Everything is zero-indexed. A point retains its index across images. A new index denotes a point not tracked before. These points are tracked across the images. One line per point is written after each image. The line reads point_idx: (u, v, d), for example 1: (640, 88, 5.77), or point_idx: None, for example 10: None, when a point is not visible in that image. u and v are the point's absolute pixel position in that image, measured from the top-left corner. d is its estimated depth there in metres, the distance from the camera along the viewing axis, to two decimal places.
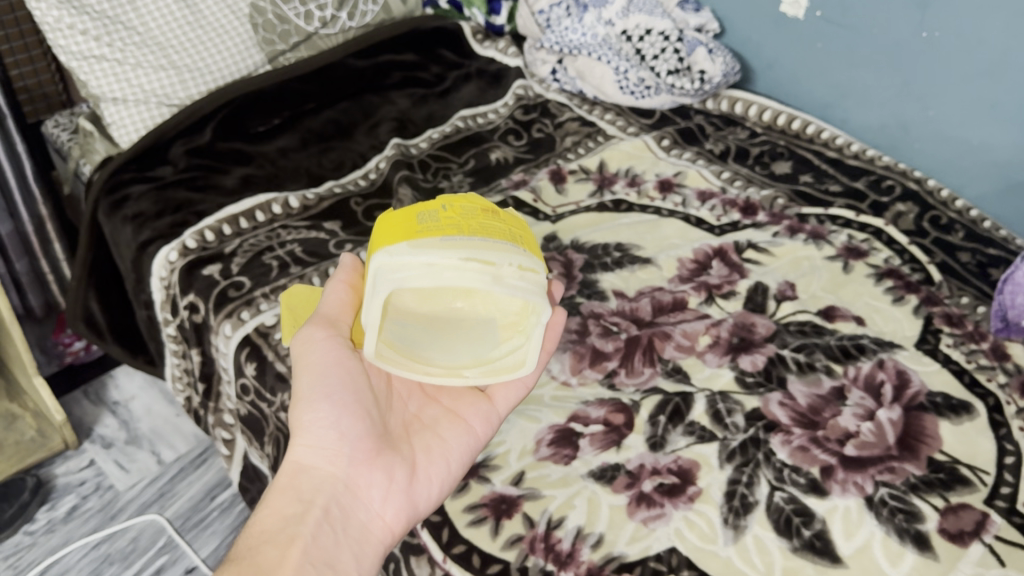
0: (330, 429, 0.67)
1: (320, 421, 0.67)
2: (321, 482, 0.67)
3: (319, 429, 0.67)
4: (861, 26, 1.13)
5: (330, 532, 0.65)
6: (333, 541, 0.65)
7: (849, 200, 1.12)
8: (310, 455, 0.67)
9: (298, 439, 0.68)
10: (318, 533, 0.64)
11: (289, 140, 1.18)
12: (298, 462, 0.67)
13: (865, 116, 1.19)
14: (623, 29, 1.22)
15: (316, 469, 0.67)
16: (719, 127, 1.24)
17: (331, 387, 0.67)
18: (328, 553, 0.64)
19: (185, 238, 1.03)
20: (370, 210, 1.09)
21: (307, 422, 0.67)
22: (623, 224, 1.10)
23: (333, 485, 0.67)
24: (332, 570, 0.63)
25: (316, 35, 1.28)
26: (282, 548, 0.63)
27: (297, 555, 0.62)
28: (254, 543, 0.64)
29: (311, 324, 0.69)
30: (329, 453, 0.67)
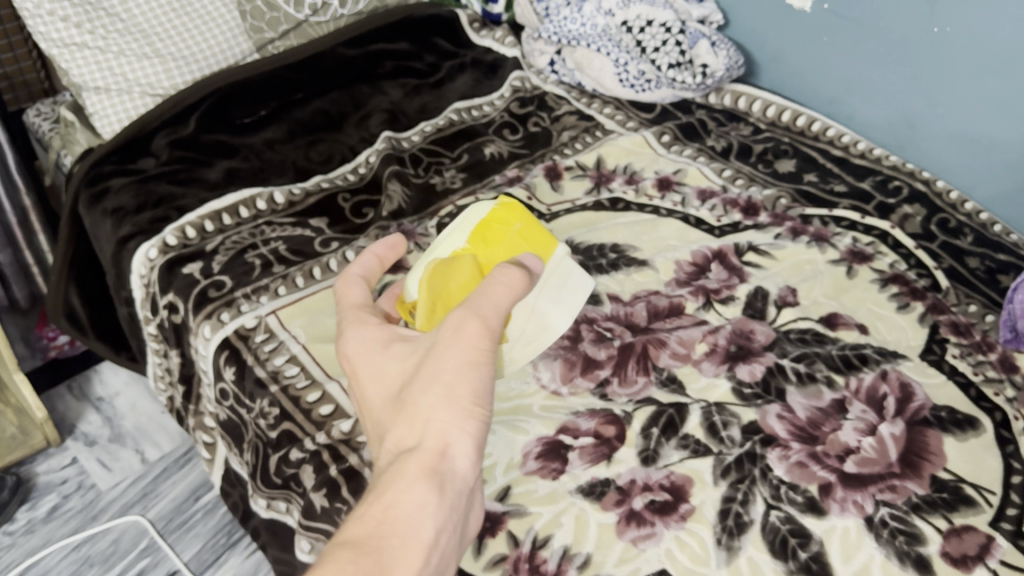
0: (483, 425, 0.56)
1: (478, 412, 0.56)
2: (459, 479, 0.54)
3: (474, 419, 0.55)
4: (868, 19, 1.08)
5: (453, 541, 0.53)
6: (453, 553, 0.53)
7: (855, 200, 1.08)
8: (461, 443, 0.54)
9: (445, 417, 0.54)
10: (445, 543, 0.52)
11: (276, 132, 1.14)
12: (439, 443, 0.54)
13: (871, 113, 1.14)
14: (624, 19, 1.17)
15: (458, 462, 0.54)
16: (722, 122, 1.20)
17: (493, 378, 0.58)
18: (446, 568, 0.52)
19: (165, 235, 0.99)
20: (358, 206, 1.06)
21: (459, 405, 0.55)
22: (619, 223, 1.06)
23: (469, 486, 0.55)
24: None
25: (306, 23, 1.24)
26: (412, 560, 0.49)
27: (427, 570, 0.50)
28: (380, 537, 0.49)
29: (467, 313, 0.57)
30: (474, 449, 0.55)
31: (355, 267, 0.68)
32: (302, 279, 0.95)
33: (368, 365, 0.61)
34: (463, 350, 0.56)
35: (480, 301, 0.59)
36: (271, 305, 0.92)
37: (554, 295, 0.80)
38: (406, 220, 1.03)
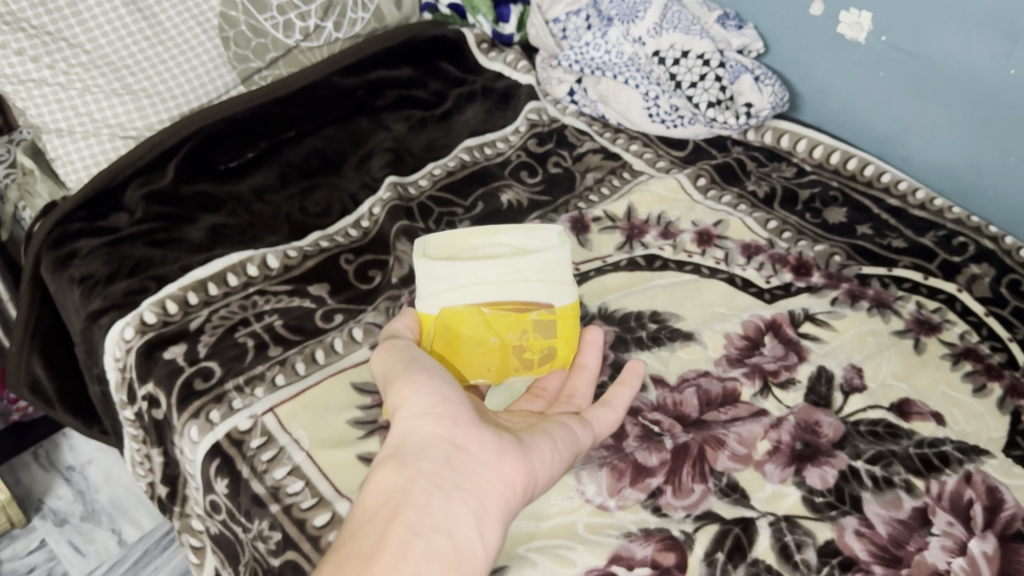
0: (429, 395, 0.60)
1: (414, 390, 0.61)
2: (425, 449, 0.58)
3: (414, 397, 0.60)
4: (931, 55, 0.97)
5: (441, 499, 0.55)
6: (447, 507, 0.55)
7: (916, 258, 0.97)
8: (410, 428, 0.59)
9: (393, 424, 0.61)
10: (422, 501, 0.55)
11: (266, 177, 1.01)
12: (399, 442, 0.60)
13: (930, 156, 1.03)
14: (655, 49, 1.06)
15: (416, 440, 0.59)
16: (763, 162, 1.09)
17: (423, 365, 0.64)
18: (442, 519, 0.54)
19: (142, 311, 0.86)
20: (363, 269, 0.93)
21: (401, 394, 0.62)
22: (657, 286, 0.95)
23: (439, 449, 0.58)
24: (450, 541, 0.53)
25: (297, 49, 1.11)
26: (384, 526, 0.53)
27: (401, 529, 0.53)
28: (357, 527, 0.55)
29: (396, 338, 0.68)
30: (430, 417, 0.59)
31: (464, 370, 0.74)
32: (303, 364, 0.83)
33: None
34: (388, 370, 0.65)
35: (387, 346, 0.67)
36: (268, 400, 0.80)
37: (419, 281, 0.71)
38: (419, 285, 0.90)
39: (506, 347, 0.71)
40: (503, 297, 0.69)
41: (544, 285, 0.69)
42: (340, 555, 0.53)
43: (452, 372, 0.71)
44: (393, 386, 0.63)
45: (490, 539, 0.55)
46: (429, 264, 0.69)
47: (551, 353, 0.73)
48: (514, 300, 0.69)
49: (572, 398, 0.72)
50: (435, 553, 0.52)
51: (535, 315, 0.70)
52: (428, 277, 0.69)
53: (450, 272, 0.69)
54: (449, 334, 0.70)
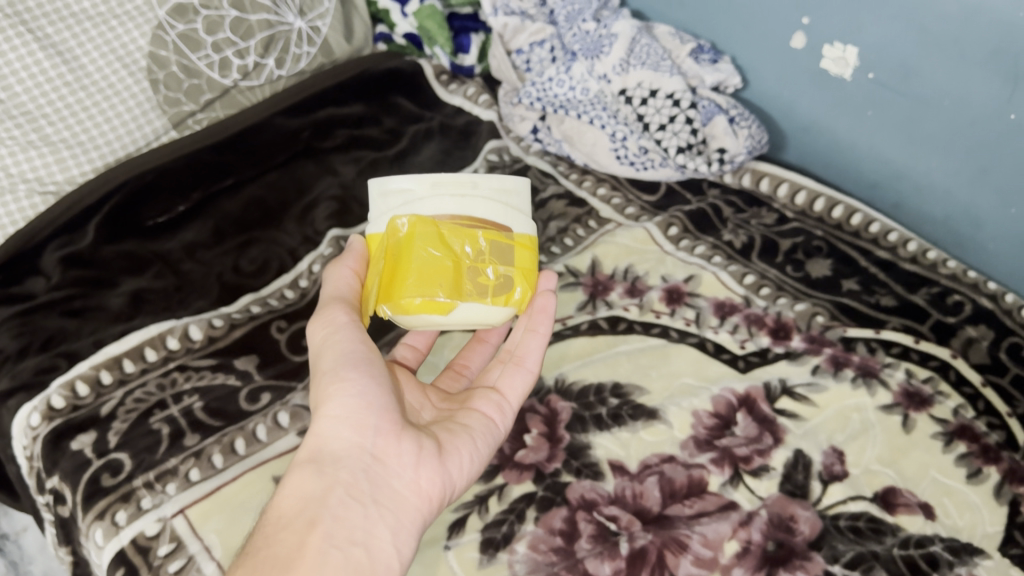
0: (355, 398, 0.62)
1: (340, 388, 0.62)
2: (345, 456, 0.60)
3: (339, 397, 0.61)
4: (925, 96, 0.88)
5: (358, 510, 0.58)
6: (363, 521, 0.58)
7: (906, 318, 0.89)
8: (331, 427, 0.61)
9: (315, 417, 0.62)
10: (340, 510, 0.58)
11: (198, 232, 0.94)
12: (319, 441, 0.61)
13: (922, 203, 0.95)
14: (622, 87, 0.97)
15: (337, 444, 0.60)
16: (742, 208, 1.00)
17: (357, 358, 0.64)
18: (358, 531, 0.57)
19: (50, 393, 0.79)
20: (296, 338, 0.86)
21: (324, 392, 0.62)
22: (621, 353, 0.86)
23: (359, 457, 0.60)
24: (365, 553, 0.57)
25: (236, 88, 1.03)
26: (301, 532, 0.56)
27: (320, 538, 0.55)
28: (272, 527, 0.57)
29: (331, 308, 0.66)
30: (352, 423, 0.61)
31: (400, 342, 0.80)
32: (221, 456, 0.75)
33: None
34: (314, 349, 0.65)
35: (323, 312, 0.66)
36: (180, 498, 0.72)
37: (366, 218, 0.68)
38: None
39: (458, 263, 0.63)
40: (456, 211, 0.65)
41: (499, 205, 0.66)
42: (256, 555, 0.54)
43: (397, 295, 0.63)
44: (319, 370, 0.64)
45: (402, 552, 0.59)
46: (383, 181, 0.67)
47: (508, 283, 0.66)
48: (469, 212, 0.65)
49: (508, 353, 0.76)
50: (351, 563, 0.55)
51: (489, 234, 0.65)
52: (378, 196, 0.67)
53: (401, 184, 0.66)
54: (397, 250, 0.64)
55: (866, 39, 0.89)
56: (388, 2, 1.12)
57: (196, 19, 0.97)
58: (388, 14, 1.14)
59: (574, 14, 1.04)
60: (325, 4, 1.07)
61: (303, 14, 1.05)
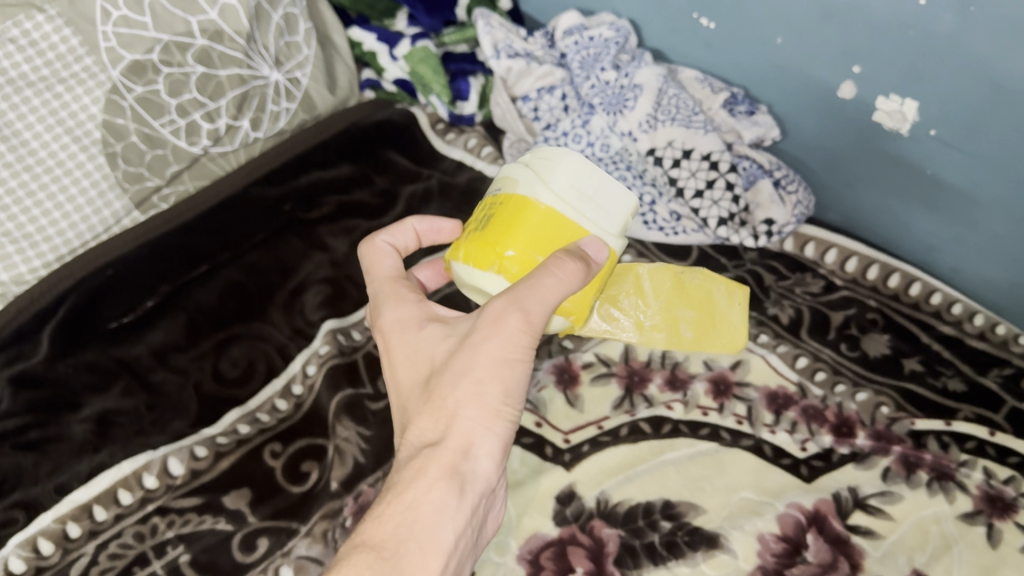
0: (509, 426, 0.52)
1: (508, 414, 0.51)
2: (482, 481, 0.51)
3: (503, 421, 0.51)
4: (994, 158, 0.78)
5: (467, 543, 0.51)
6: (464, 556, 0.51)
7: (979, 406, 0.79)
8: (486, 443, 0.51)
9: (470, 419, 0.50)
10: (463, 545, 0.50)
11: (170, 332, 0.81)
12: (465, 446, 0.50)
13: (988, 270, 0.86)
14: (650, 146, 0.87)
15: (480, 463, 0.51)
16: (785, 274, 0.90)
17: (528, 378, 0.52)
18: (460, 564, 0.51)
19: (9, 555, 0.67)
20: (293, 462, 0.74)
21: (489, 403, 0.51)
22: (668, 463, 0.76)
23: (487, 486, 0.52)
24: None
25: (205, 155, 0.90)
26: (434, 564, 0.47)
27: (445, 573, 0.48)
28: (400, 537, 0.47)
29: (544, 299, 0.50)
30: (498, 448, 0.52)
31: (386, 239, 0.62)
32: None
33: (403, 346, 0.56)
34: (503, 339, 0.50)
35: (526, 294, 0.49)
36: None
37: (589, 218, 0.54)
38: (364, 487, 0.71)
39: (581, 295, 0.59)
40: None
41: None
42: None
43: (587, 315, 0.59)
44: (490, 363, 0.50)
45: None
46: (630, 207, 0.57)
47: None
48: None
49: None
50: None
51: None
52: (624, 216, 0.55)
53: None
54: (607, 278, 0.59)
55: (926, 92, 0.78)
56: (375, 44, 1.01)
57: (157, 79, 0.84)
58: (375, 57, 1.02)
59: (590, 59, 0.93)
60: (304, 52, 0.95)
61: (280, 65, 0.93)
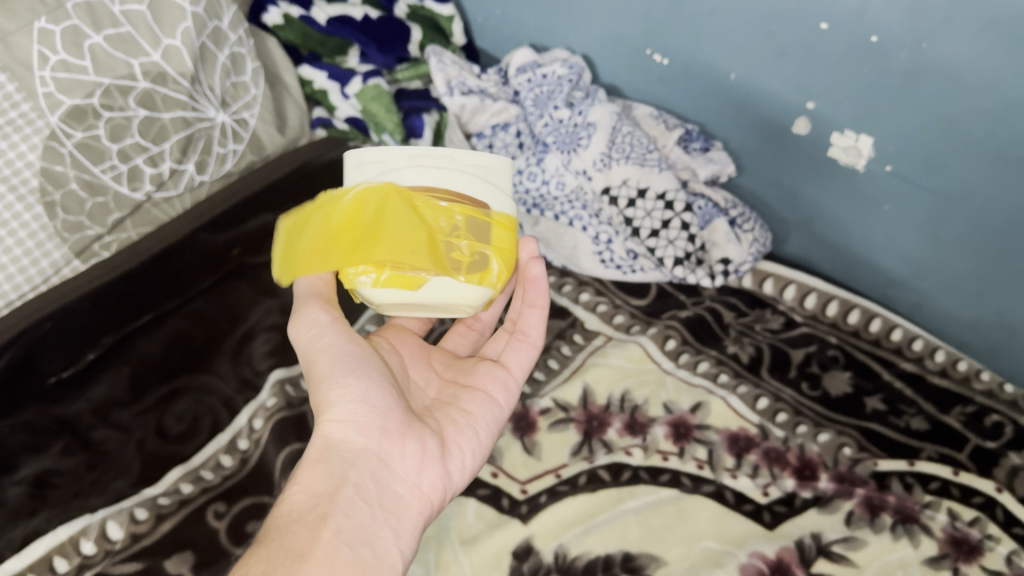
0: (356, 398, 0.52)
1: (344, 386, 0.52)
2: (349, 455, 0.51)
3: (341, 395, 0.52)
4: (951, 193, 0.77)
5: (366, 512, 0.50)
6: (372, 523, 0.49)
7: (942, 445, 0.78)
8: (336, 422, 0.52)
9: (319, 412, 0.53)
10: (353, 512, 0.49)
11: (112, 387, 0.78)
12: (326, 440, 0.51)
13: (947, 305, 0.85)
14: (605, 185, 0.88)
15: (344, 438, 0.51)
16: (743, 310, 0.89)
17: (352, 356, 0.53)
18: (363, 532, 0.49)
19: None
20: (239, 524, 0.71)
21: (320, 391, 0.53)
22: (629, 512, 0.73)
23: (367, 457, 0.51)
24: (370, 555, 0.48)
25: (149, 202, 0.87)
26: (307, 531, 0.47)
27: (330, 535, 0.47)
28: (279, 525, 0.48)
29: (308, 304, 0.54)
30: (355, 421, 0.52)
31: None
32: None
33: None
34: (299, 333, 0.54)
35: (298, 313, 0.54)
36: None
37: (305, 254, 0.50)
38: None
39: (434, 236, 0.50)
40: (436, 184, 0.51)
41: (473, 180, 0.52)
42: (261, 553, 0.46)
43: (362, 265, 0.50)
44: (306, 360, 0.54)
45: (406, 555, 0.51)
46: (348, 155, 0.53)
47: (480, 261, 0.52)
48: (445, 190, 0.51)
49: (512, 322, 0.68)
50: (361, 563, 0.47)
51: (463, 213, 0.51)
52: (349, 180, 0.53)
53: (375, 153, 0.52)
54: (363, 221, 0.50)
55: (880, 128, 0.77)
56: (325, 82, 1.00)
57: (98, 123, 0.81)
58: (325, 95, 1.01)
59: (544, 97, 0.93)
60: (251, 92, 0.94)
61: (225, 105, 0.91)
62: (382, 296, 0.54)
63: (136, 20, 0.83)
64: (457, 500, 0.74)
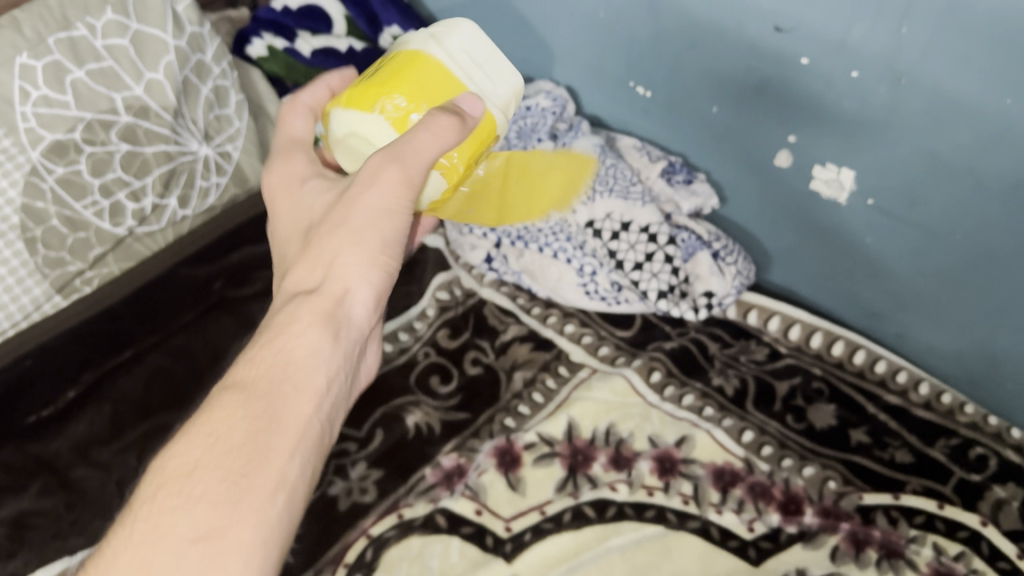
0: (376, 272, 0.50)
1: (377, 264, 0.50)
2: (348, 329, 0.49)
3: (367, 268, 0.50)
4: (931, 227, 0.77)
5: (341, 394, 0.49)
6: (339, 411, 0.49)
7: (926, 478, 0.78)
8: (360, 291, 0.50)
9: (346, 262, 0.49)
10: (335, 395, 0.48)
11: (92, 425, 0.78)
12: (343, 295, 0.49)
13: (931, 336, 0.85)
14: (589, 218, 0.88)
15: (354, 311, 0.50)
16: (728, 341, 0.89)
17: (404, 223, 0.49)
18: (333, 423, 0.48)
19: None
20: None
21: (345, 240, 0.49)
22: (613, 550, 0.73)
23: (357, 336, 0.50)
24: (331, 438, 0.47)
25: (131, 236, 0.87)
26: (300, 394, 0.45)
27: (314, 409, 0.45)
28: (272, 373, 0.45)
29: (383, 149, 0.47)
30: (369, 295, 0.50)
31: (303, 94, 0.56)
32: None
33: (289, 202, 0.54)
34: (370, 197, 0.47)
35: (403, 145, 0.46)
36: None
37: (493, 63, 0.50)
38: None
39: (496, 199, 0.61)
40: None
41: None
42: (257, 398, 0.43)
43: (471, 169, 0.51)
44: (368, 215, 0.48)
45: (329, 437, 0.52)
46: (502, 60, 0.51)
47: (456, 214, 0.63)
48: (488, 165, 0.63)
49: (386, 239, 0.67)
50: (325, 449, 0.46)
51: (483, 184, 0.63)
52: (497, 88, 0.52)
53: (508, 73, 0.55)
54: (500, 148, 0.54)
55: (860, 163, 0.78)
56: None
57: (79, 159, 0.80)
58: None
59: (527, 129, 0.91)
60: (235, 125, 0.93)
61: (208, 138, 0.91)
62: (388, 134, 0.48)
63: (118, 54, 0.82)
64: (441, 538, 0.73)
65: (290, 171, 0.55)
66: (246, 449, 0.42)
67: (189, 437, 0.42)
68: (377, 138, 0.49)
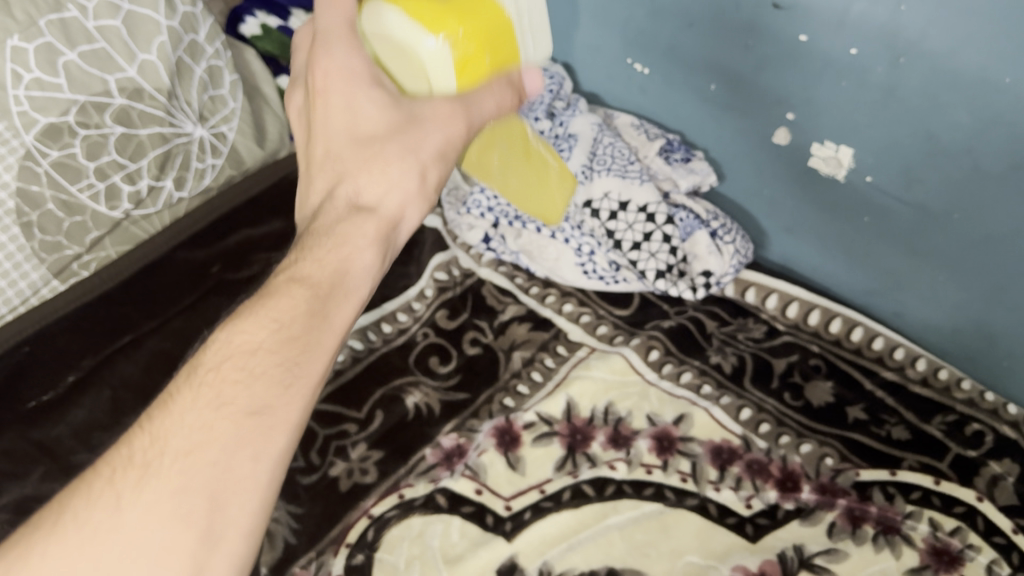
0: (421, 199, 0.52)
1: (422, 193, 0.52)
2: (389, 252, 0.52)
3: (419, 194, 0.52)
4: (930, 206, 0.77)
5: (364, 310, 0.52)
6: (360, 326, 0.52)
7: (923, 454, 0.78)
8: (410, 214, 0.52)
9: (399, 180, 0.50)
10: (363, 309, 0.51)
11: (93, 409, 0.80)
12: (399, 213, 0.51)
13: (929, 314, 0.85)
14: (586, 198, 0.88)
15: (401, 233, 0.52)
16: (726, 320, 0.90)
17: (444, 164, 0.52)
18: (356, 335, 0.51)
19: None
20: None
21: (398, 167, 0.50)
22: (612, 528, 0.74)
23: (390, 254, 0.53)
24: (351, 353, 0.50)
25: (127, 219, 0.86)
26: (344, 310, 0.48)
27: (351, 319, 0.48)
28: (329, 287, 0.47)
29: (460, 108, 0.49)
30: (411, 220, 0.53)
31: None
32: None
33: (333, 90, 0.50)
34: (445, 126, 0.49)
35: (475, 102, 0.49)
36: None
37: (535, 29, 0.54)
38: (295, 569, 0.70)
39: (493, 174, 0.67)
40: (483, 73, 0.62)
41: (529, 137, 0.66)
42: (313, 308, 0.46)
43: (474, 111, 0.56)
44: (433, 151, 0.50)
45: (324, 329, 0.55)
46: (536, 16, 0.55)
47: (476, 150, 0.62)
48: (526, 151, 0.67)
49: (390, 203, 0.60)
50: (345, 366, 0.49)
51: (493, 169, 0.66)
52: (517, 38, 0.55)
53: None
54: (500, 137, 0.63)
55: (860, 141, 0.77)
56: None
57: (74, 142, 0.79)
58: None
59: None
60: (230, 105, 0.93)
61: (203, 120, 0.90)
62: (445, 70, 0.48)
63: (110, 35, 0.81)
64: (442, 518, 0.74)
65: (348, 64, 0.49)
66: (304, 341, 0.45)
67: (255, 319, 0.45)
68: (435, 79, 0.49)
